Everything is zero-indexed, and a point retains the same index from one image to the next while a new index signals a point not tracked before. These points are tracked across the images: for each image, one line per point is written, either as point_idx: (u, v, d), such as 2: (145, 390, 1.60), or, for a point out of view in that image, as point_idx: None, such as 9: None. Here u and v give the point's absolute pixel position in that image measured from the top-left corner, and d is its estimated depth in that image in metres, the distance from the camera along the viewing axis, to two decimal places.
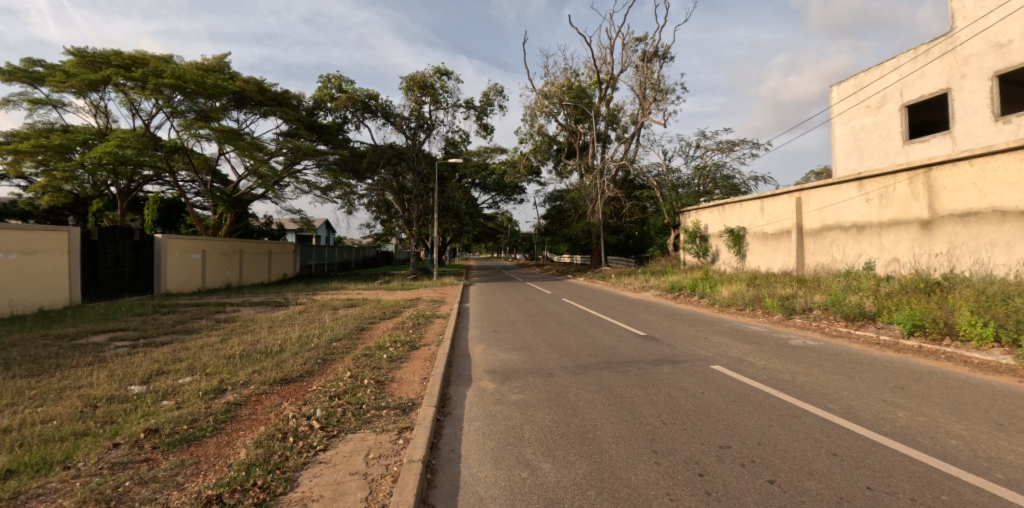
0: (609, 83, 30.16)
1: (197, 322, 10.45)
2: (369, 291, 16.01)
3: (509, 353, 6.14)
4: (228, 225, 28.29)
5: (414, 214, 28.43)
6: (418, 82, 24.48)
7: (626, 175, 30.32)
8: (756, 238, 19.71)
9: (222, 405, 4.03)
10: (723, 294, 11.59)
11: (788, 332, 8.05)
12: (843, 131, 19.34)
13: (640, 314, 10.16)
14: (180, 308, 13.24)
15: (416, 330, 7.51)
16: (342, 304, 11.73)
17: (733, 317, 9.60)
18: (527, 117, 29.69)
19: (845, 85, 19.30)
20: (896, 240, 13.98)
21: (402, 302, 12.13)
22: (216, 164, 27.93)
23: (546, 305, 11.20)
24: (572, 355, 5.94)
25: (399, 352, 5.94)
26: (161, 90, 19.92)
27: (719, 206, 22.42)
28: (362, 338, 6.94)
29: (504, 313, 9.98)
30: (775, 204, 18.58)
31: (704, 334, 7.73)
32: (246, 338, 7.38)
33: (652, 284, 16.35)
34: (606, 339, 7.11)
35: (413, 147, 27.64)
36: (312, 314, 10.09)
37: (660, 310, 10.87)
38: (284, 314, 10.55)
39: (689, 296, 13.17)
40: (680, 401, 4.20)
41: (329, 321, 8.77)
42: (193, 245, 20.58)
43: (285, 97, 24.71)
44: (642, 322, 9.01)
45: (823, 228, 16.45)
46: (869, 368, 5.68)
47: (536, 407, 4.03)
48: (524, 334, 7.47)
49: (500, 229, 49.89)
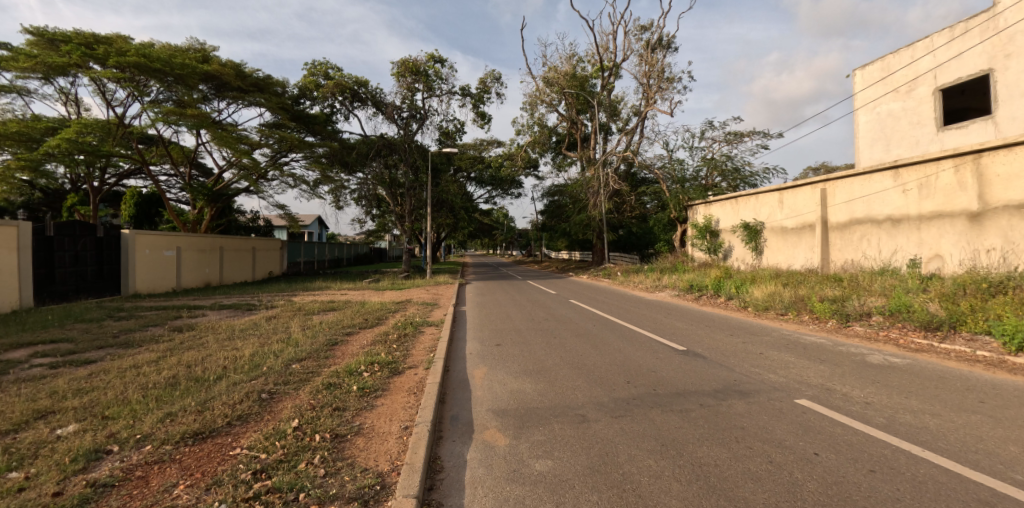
0: (612, 71, 28.67)
1: (149, 331, 8.91)
2: (356, 291, 14.50)
3: (520, 380, 4.66)
4: (208, 220, 26.64)
5: (408, 208, 26.91)
6: (411, 68, 22.82)
7: (629, 168, 28.90)
8: (774, 233, 18.35)
9: (77, 496, 2.53)
10: (755, 295, 10.19)
11: (854, 345, 6.64)
12: (867, 118, 17.99)
13: (667, 320, 8.73)
14: (140, 312, 11.71)
15: (401, 346, 6.01)
16: (320, 309, 10.20)
17: (778, 324, 8.20)
18: (526, 107, 28.17)
19: (870, 69, 17.93)
20: (939, 234, 12.62)
21: (389, 305, 10.66)
22: (196, 156, 26.26)
23: (554, 308, 9.80)
24: (605, 384, 4.46)
25: (375, 381, 4.44)
26: (128, 72, 18.18)
27: (732, 199, 21.03)
28: (332, 358, 5.45)
29: (508, 318, 8.57)
30: (796, 196, 17.19)
31: (755, 348, 6.31)
32: (187, 358, 5.86)
33: (667, 283, 14.95)
34: (639, 356, 5.65)
35: (406, 138, 26.13)
36: (282, 322, 8.59)
37: (685, 314, 9.46)
38: (251, 321, 9.02)
39: (713, 298, 11.76)
40: (795, 476, 2.74)
41: (301, 331, 7.29)
42: (167, 242, 18.93)
43: (268, 84, 22.92)
44: (670, 330, 7.60)
45: (852, 221, 15.06)
46: (1003, 400, 4.26)
47: (579, 490, 2.55)
48: (536, 348, 6.05)
49: (495, 225, 48.47)
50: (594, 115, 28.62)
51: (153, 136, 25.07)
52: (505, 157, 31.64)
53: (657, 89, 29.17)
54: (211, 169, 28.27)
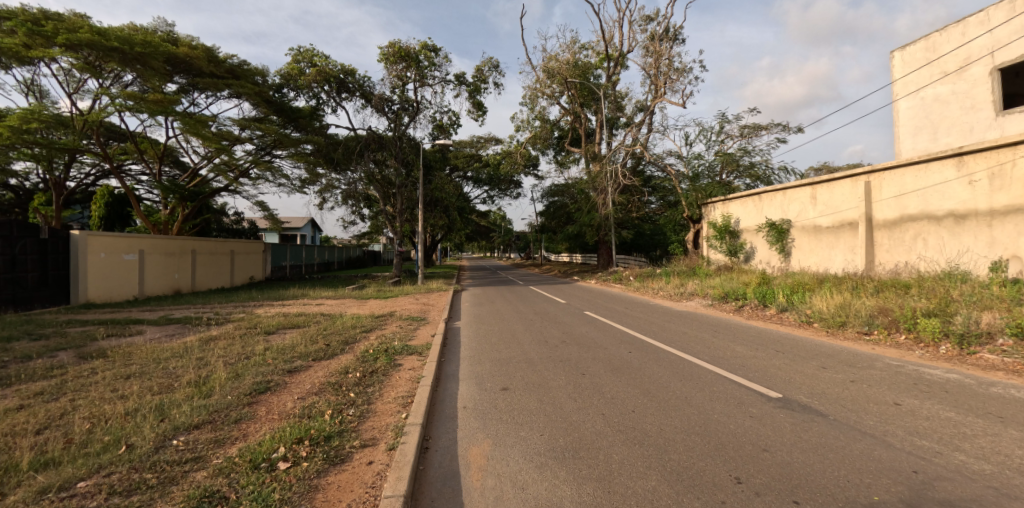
0: (618, 60, 26.67)
1: (49, 357, 6.83)
2: (333, 301, 12.53)
3: (549, 477, 2.70)
4: (181, 221, 24.52)
5: (399, 208, 24.86)
6: (400, 52, 20.83)
7: (637, 164, 26.89)
8: (805, 232, 16.40)
9: None
10: (821, 307, 8.22)
11: (1011, 385, 4.69)
12: (909, 104, 16.24)
13: (721, 341, 6.76)
14: (66, 329, 9.65)
15: (362, 396, 4.02)
16: (279, 325, 8.18)
17: (873, 350, 6.26)
18: (525, 100, 26.18)
19: (913, 50, 16.20)
20: (1017, 231, 10.77)
21: (367, 320, 8.70)
22: (170, 152, 24.25)
23: (571, 325, 7.79)
24: (705, 494, 2.50)
25: (287, 492, 2.44)
26: (80, 52, 15.83)
27: (753, 196, 19.06)
28: (245, 422, 3.46)
29: (515, 341, 6.64)
30: (832, 191, 15.29)
31: (882, 397, 4.34)
32: (28, 418, 3.81)
33: (695, 290, 12.94)
34: (725, 417, 3.67)
35: (397, 133, 24.19)
36: (221, 346, 6.55)
37: (740, 332, 7.52)
38: (183, 344, 6.98)
39: (758, 310, 9.76)
40: None
41: (231, 364, 5.26)
42: (127, 244, 16.77)
43: (245, 71, 20.87)
44: (738, 359, 5.65)
45: (903, 218, 13.17)
46: None
47: None
48: (562, 396, 4.11)
49: (493, 228, 46.53)
50: (599, 108, 26.61)
51: (123, 128, 22.99)
52: (503, 155, 29.56)
53: (666, 80, 27.15)
54: (187, 165, 26.24)
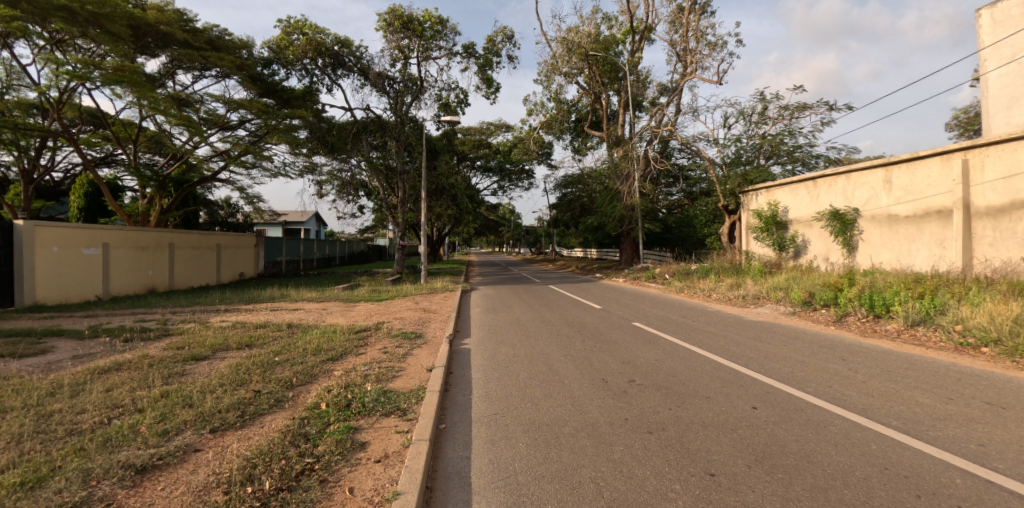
0: (644, 34, 23.96)
1: None
2: (315, 305, 10.19)
3: None
4: (163, 212, 22.35)
5: (399, 197, 22.39)
6: (399, 18, 18.35)
7: (666, 150, 24.18)
8: (877, 222, 13.82)
9: None
10: (989, 322, 5.74)
11: None
12: (1002, 71, 13.55)
13: (878, 382, 4.32)
14: None
15: None
16: (220, 346, 5.82)
17: None
18: (540, 78, 23.65)
19: (1007, 6, 13.62)
20: None
21: (345, 336, 6.33)
22: (149, 136, 22.04)
23: (632, 351, 5.39)
24: None
25: None
26: (21, 10, 13.58)
27: (806, 181, 16.46)
28: None
29: (556, 381, 4.26)
30: (914, 171, 12.69)
31: None
32: None
33: (761, 293, 10.48)
34: None
35: (398, 114, 21.81)
36: (104, 386, 4.21)
37: (886, 363, 5.07)
38: (60, 380, 4.64)
39: (870, 323, 7.29)
40: None
41: (66, 443, 2.93)
42: (86, 235, 14.56)
43: (227, 44, 18.61)
44: (955, 430, 3.24)
45: (1014, 204, 10.59)
46: None
47: None
48: None
49: (503, 222, 44.09)
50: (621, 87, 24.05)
51: (97, 109, 20.82)
52: (515, 141, 27.05)
53: (695, 57, 24.45)
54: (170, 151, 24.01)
